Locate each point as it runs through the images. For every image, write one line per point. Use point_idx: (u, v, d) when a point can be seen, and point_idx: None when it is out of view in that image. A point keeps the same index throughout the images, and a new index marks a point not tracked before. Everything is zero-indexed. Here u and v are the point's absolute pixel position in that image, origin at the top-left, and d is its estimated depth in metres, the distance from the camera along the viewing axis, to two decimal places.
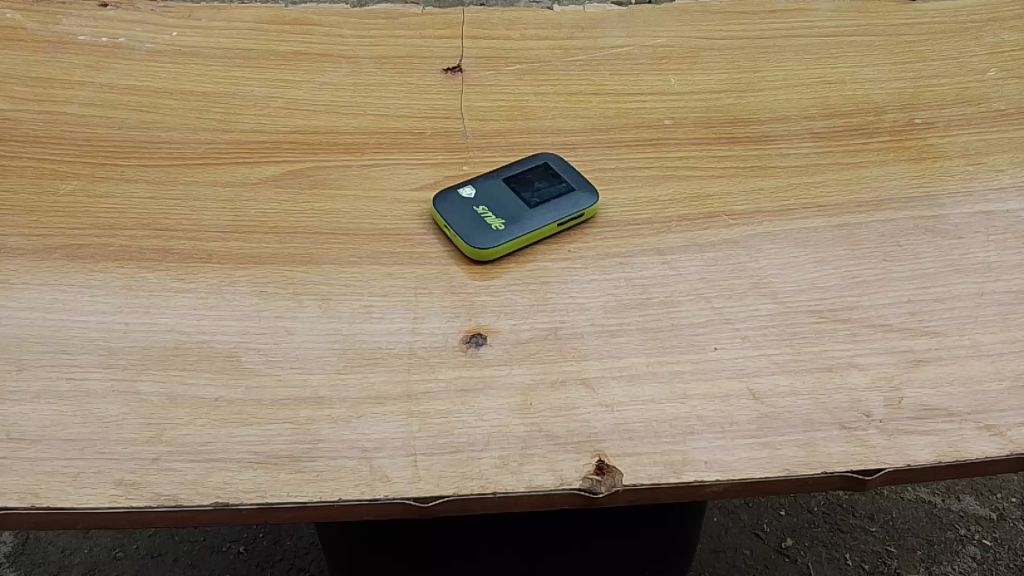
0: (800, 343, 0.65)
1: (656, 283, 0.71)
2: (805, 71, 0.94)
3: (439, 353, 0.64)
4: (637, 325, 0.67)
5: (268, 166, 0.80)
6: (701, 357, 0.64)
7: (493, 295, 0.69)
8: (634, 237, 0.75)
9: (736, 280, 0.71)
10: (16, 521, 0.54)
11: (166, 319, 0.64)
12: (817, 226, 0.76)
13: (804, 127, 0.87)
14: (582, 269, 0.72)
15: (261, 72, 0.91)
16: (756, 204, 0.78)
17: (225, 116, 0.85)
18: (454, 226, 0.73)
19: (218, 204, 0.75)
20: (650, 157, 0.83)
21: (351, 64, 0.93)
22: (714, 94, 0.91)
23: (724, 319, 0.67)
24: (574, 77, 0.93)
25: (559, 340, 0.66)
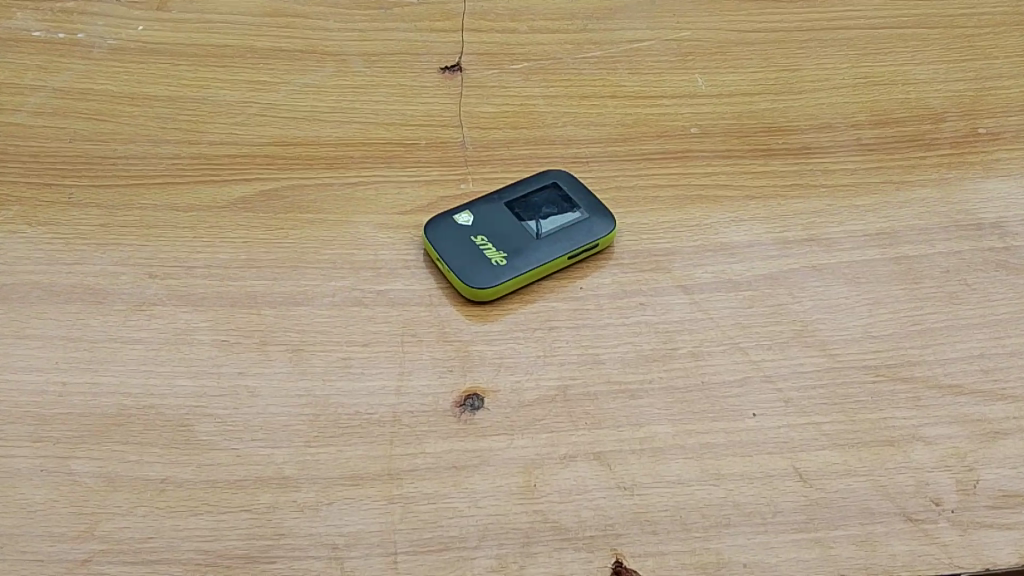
0: (854, 408, 0.56)
1: (682, 329, 0.61)
2: (851, 70, 0.83)
3: (428, 418, 0.55)
4: (661, 383, 0.57)
5: (237, 185, 0.70)
6: (737, 426, 0.55)
7: (491, 344, 0.59)
8: (657, 273, 0.65)
9: (777, 326, 0.60)
10: None
11: (110, 377, 0.55)
12: (871, 259, 0.65)
13: (851, 136, 0.76)
14: (597, 310, 0.62)
15: (234, 72, 0.81)
16: (800, 231, 0.67)
17: (192, 126, 0.75)
18: (448, 260, 0.63)
19: (178, 233, 0.65)
20: (676, 174, 0.72)
21: (336, 62, 0.82)
22: (747, 97, 0.80)
23: (764, 377, 0.57)
24: (588, 76, 0.82)
25: (569, 402, 0.56)
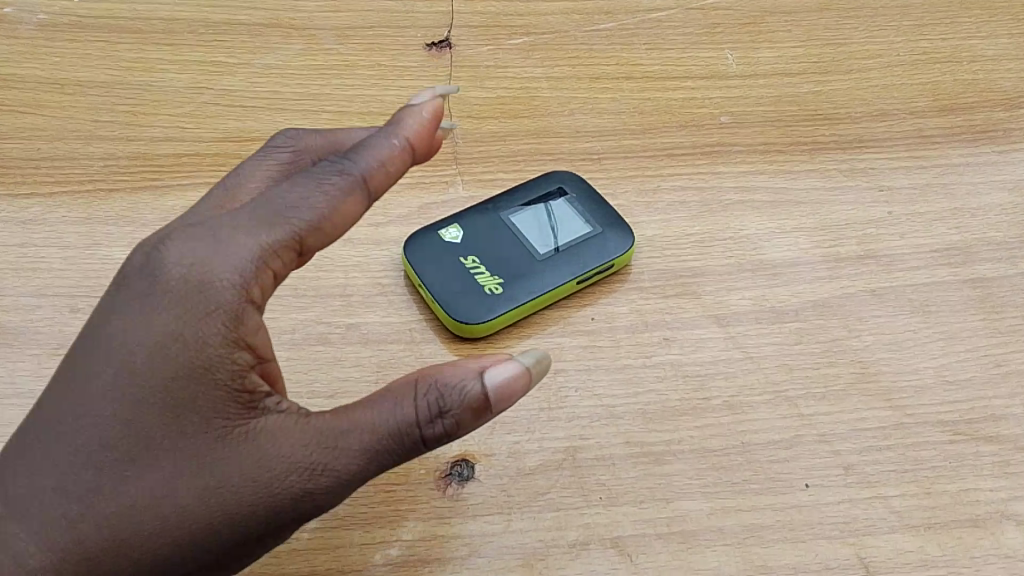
0: (930, 478, 0.46)
1: (718, 373, 0.50)
2: (905, 45, 0.71)
3: (406, 493, 0.45)
4: (692, 445, 0.47)
5: (182, 193, 0.59)
6: (787, 502, 0.45)
7: None
8: (685, 299, 0.54)
9: (831, 369, 0.50)
10: None
11: None
12: (942, 282, 0.54)
13: (912, 126, 0.64)
14: (612, 348, 0.51)
15: (184, 52, 0.69)
16: (854, 245, 0.56)
17: (132, 118, 0.64)
18: (433, 289, 0.52)
19: (109, 254, 0.55)
20: (704, 173, 0.61)
21: (304, 38, 0.70)
22: (786, 78, 0.68)
23: (817, 436, 0.47)
24: (600, 53, 0.70)
25: (579, 470, 0.46)
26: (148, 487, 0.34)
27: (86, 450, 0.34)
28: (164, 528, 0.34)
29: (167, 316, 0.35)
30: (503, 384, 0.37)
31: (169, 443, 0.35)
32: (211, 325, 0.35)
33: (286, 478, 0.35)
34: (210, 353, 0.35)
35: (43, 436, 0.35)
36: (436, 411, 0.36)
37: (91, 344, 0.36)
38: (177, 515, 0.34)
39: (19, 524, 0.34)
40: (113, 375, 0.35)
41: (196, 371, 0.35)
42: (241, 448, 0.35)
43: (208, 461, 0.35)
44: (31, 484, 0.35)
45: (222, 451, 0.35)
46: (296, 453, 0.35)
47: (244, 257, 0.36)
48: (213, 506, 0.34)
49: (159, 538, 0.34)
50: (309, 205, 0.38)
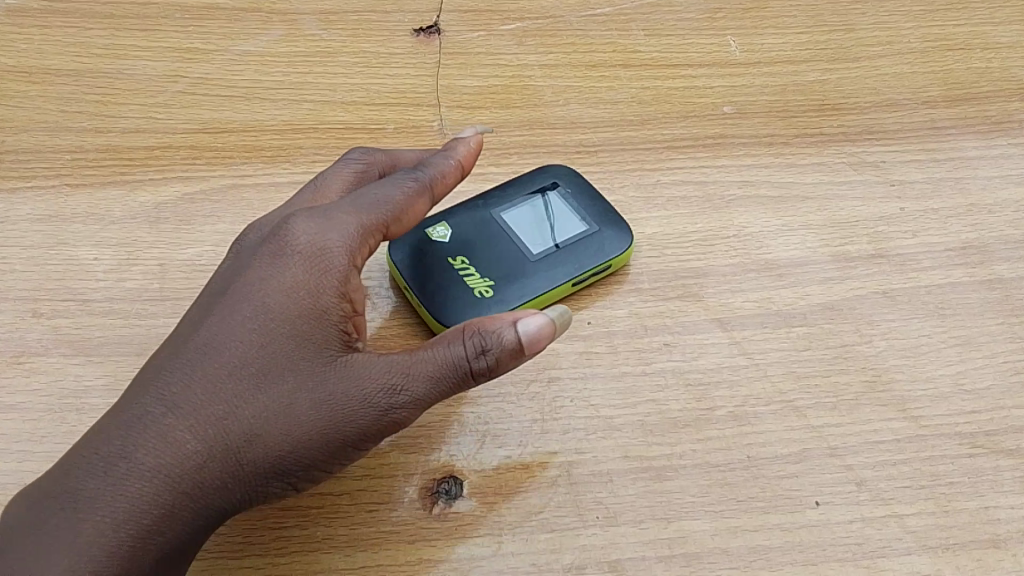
0: (947, 495, 0.43)
1: (723, 382, 0.47)
2: (915, 31, 0.67)
3: (390, 514, 0.42)
4: (695, 459, 0.44)
5: (154, 188, 0.56)
6: (796, 521, 0.42)
7: (474, 404, 0.46)
8: (687, 302, 0.51)
9: (842, 378, 0.47)
10: None
11: None
12: (957, 284, 0.51)
13: (923, 117, 0.61)
14: (610, 354, 0.48)
15: (158, 38, 0.65)
16: (865, 244, 0.53)
17: (101, 108, 0.60)
18: (419, 294, 0.49)
19: (75, 254, 0.52)
20: (707, 167, 0.58)
21: (285, 23, 0.66)
22: (791, 65, 0.64)
23: (828, 449, 0.44)
24: (596, 39, 0.66)
25: (576, 488, 0.43)
26: (278, 393, 0.37)
27: (225, 365, 0.37)
28: (288, 430, 0.37)
29: (291, 267, 0.40)
30: (532, 336, 0.40)
31: (291, 363, 0.38)
32: (329, 277, 0.40)
33: (376, 397, 0.38)
34: (328, 299, 0.40)
35: (189, 349, 0.38)
36: (481, 351, 0.39)
37: (228, 289, 0.40)
38: (299, 420, 0.37)
39: (166, 420, 0.36)
40: (252, 307, 0.39)
41: (316, 309, 0.39)
42: (345, 368, 0.38)
43: (317, 383, 0.38)
44: (176, 387, 0.37)
45: (329, 370, 0.38)
46: (384, 375, 0.38)
47: (348, 229, 0.41)
48: (329, 413, 0.37)
49: (285, 438, 0.37)
50: (393, 196, 0.43)
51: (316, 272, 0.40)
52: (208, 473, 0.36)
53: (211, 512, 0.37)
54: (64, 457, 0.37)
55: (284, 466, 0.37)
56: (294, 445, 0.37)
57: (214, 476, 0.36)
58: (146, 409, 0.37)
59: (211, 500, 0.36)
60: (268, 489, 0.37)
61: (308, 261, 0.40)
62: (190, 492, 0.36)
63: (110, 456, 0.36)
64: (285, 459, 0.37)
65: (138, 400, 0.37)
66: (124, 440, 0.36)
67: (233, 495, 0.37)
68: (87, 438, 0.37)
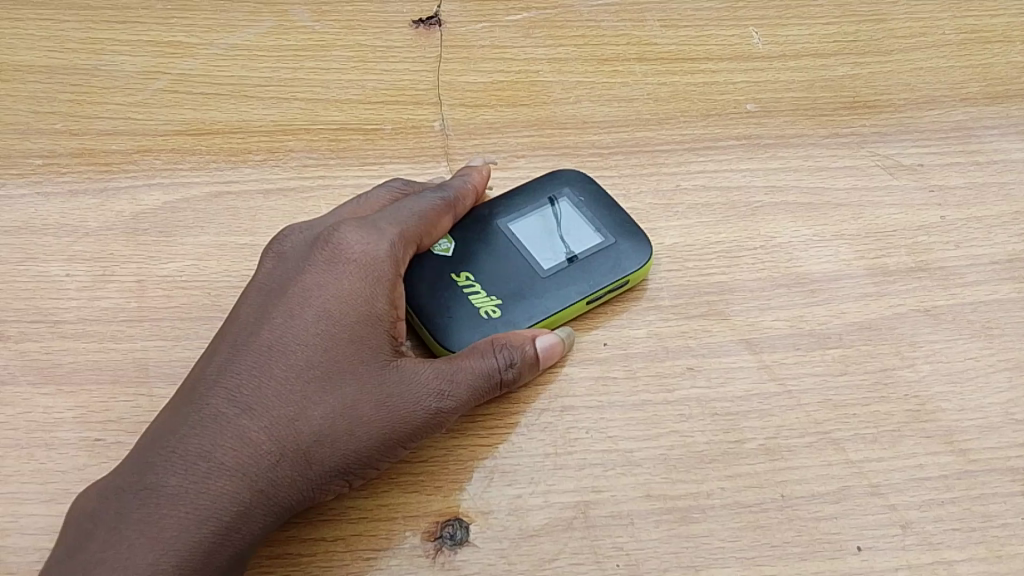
0: (1002, 538, 0.39)
1: (752, 411, 0.43)
2: (951, 21, 0.62)
3: (390, 563, 0.38)
4: (724, 498, 0.40)
5: (132, 196, 0.52)
6: (836, 569, 0.38)
7: (481, 436, 0.42)
8: (712, 321, 0.46)
9: (883, 407, 0.43)
10: None
11: None
12: (1004, 300, 0.47)
13: (961, 117, 0.57)
14: (628, 380, 0.44)
15: (138, 31, 0.60)
16: (904, 256, 0.49)
17: (76, 108, 0.56)
18: (420, 313, 0.44)
19: (46, 270, 0.48)
20: (730, 171, 0.53)
21: (274, 14, 0.62)
22: (819, 59, 0.60)
23: (869, 488, 0.40)
24: (609, 30, 0.61)
25: (594, 531, 0.39)
26: (344, 393, 0.37)
27: (292, 368, 0.37)
28: (356, 431, 0.37)
29: (348, 272, 0.40)
30: (549, 352, 0.42)
31: (355, 365, 0.38)
32: (382, 282, 0.40)
33: (431, 400, 0.38)
34: (382, 304, 0.40)
35: (255, 350, 0.38)
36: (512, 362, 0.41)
37: (285, 292, 0.39)
38: (366, 419, 0.37)
39: (239, 420, 0.36)
40: (314, 310, 0.39)
41: (372, 313, 0.39)
42: (401, 369, 0.38)
43: (379, 385, 0.38)
44: (246, 387, 0.37)
45: (387, 371, 0.38)
46: (436, 379, 0.39)
47: (389, 238, 0.42)
48: (393, 412, 0.37)
49: (354, 436, 0.37)
50: (425, 210, 0.44)
51: (371, 279, 0.40)
52: (282, 473, 0.36)
53: (284, 511, 0.36)
54: (134, 456, 0.36)
55: (351, 466, 0.37)
56: (362, 443, 0.37)
57: (287, 476, 0.36)
58: (218, 409, 0.36)
59: (285, 499, 0.36)
60: (334, 488, 0.37)
61: (363, 268, 0.40)
62: (265, 492, 0.35)
63: (186, 455, 0.35)
64: (353, 458, 0.37)
65: (209, 399, 0.36)
66: (198, 440, 0.35)
67: (304, 494, 0.36)
68: (154, 439, 0.36)
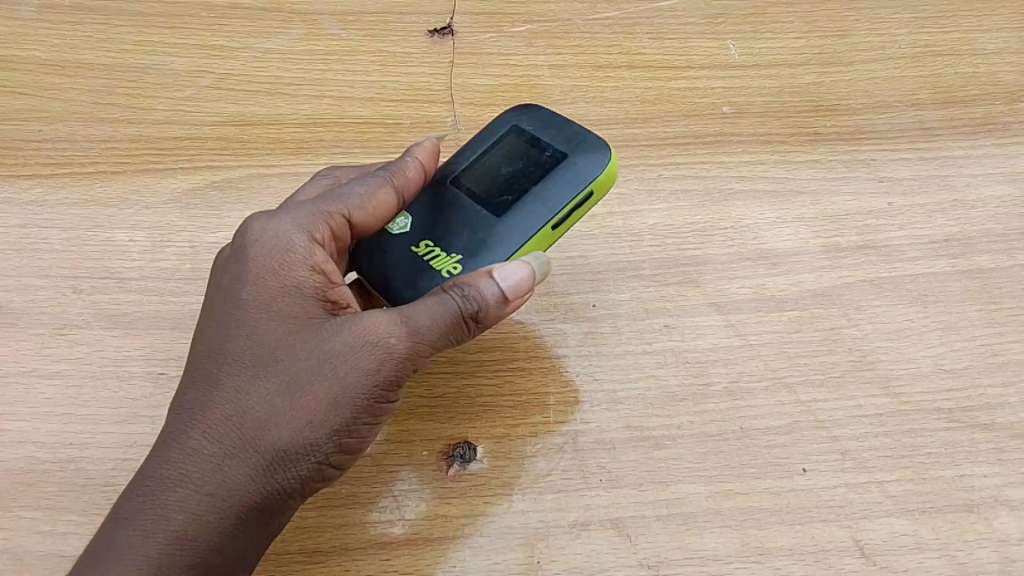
0: (925, 464, 0.46)
1: (717, 358, 0.50)
2: (907, 38, 0.70)
3: (409, 474, 0.46)
4: (692, 429, 0.47)
5: (185, 174, 0.59)
6: (784, 486, 0.45)
7: (486, 378, 0.49)
8: (686, 287, 0.54)
9: (829, 357, 0.50)
10: None
11: (20, 424, 0.46)
12: (939, 272, 0.55)
13: (911, 120, 0.64)
14: (612, 335, 0.51)
15: (185, 35, 0.68)
16: (854, 236, 0.57)
17: (133, 102, 0.64)
18: (390, 287, 0.48)
19: (110, 234, 0.55)
20: (706, 162, 0.61)
21: (305, 23, 0.69)
22: (788, 68, 0.68)
23: (816, 421, 0.48)
24: (602, 41, 0.69)
25: (580, 453, 0.46)
26: (276, 376, 0.39)
27: (226, 367, 0.40)
28: (295, 407, 0.39)
29: (262, 259, 0.42)
30: (504, 284, 0.43)
31: (283, 345, 0.40)
32: (297, 258, 0.43)
33: (364, 359, 0.40)
34: (308, 277, 0.42)
35: (192, 366, 0.41)
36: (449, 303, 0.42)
37: (213, 301, 0.43)
38: (308, 393, 0.39)
39: (184, 432, 0.39)
40: (236, 305, 0.41)
41: (297, 287, 0.42)
42: (330, 337, 0.40)
43: (310, 358, 0.40)
44: (187, 402, 0.40)
45: (316, 341, 0.40)
46: (367, 336, 0.40)
47: (304, 218, 0.44)
48: (333, 377, 0.39)
49: (301, 413, 0.39)
50: (353, 189, 0.47)
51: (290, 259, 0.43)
52: (234, 471, 0.38)
53: (247, 506, 0.39)
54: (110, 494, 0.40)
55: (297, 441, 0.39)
56: (309, 418, 0.39)
57: (237, 470, 0.38)
58: (166, 429, 0.40)
59: (240, 493, 0.38)
60: (291, 468, 0.39)
61: (280, 253, 0.43)
62: (223, 491, 0.38)
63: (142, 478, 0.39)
64: (299, 431, 0.39)
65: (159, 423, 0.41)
66: (152, 461, 0.39)
67: (260, 483, 0.39)
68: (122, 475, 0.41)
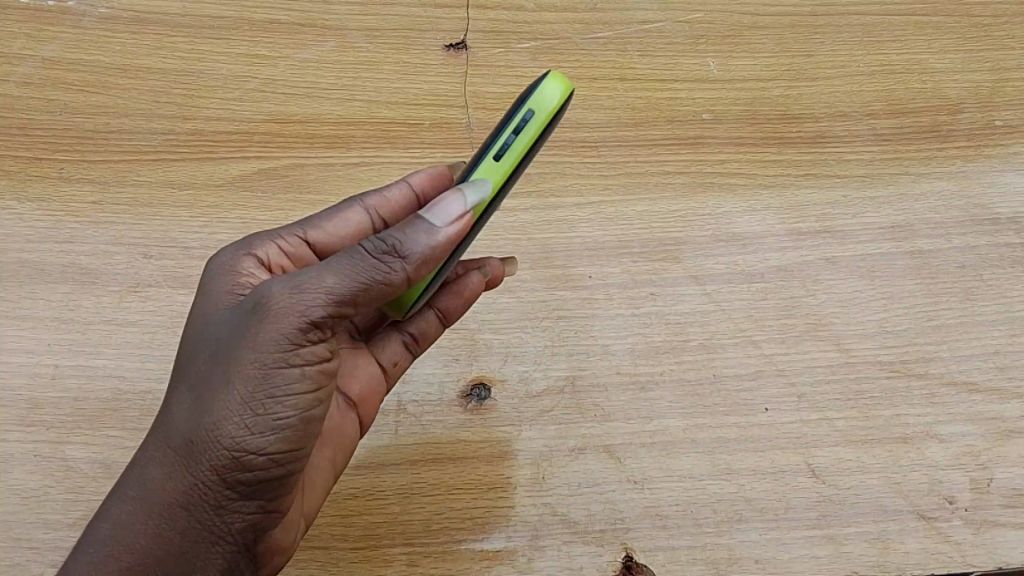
0: (868, 405, 0.55)
1: (693, 320, 0.59)
2: (866, 58, 0.78)
3: (434, 409, 0.55)
4: (673, 376, 0.56)
5: (236, 163, 0.68)
6: (749, 421, 0.54)
7: (499, 333, 0.58)
8: (669, 261, 0.63)
9: (790, 319, 0.59)
10: None
11: (105, 361, 0.55)
12: (885, 252, 0.64)
13: (867, 127, 0.73)
14: (606, 300, 0.60)
15: (230, 44, 0.76)
16: (814, 222, 0.66)
17: (188, 101, 0.72)
18: None
19: (174, 212, 0.64)
20: (688, 160, 0.70)
21: (336, 37, 0.77)
22: (760, 82, 0.77)
23: (777, 370, 0.56)
24: (597, 58, 0.78)
25: (578, 393, 0.55)
26: (194, 380, 0.44)
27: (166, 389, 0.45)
28: (202, 401, 0.42)
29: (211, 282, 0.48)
30: (400, 232, 0.43)
31: (198, 352, 0.44)
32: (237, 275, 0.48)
33: (251, 340, 0.42)
34: (238, 289, 0.47)
35: None
36: (333, 264, 0.42)
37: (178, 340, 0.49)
38: (212, 385, 0.42)
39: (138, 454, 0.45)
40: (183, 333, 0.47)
41: (221, 297, 0.47)
42: (229, 331, 0.43)
43: (212, 356, 0.43)
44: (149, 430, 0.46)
45: (219, 339, 0.43)
46: (253, 320, 0.42)
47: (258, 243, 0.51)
48: (225, 364, 0.42)
49: (203, 408, 0.42)
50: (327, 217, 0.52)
51: (223, 277, 0.48)
52: (163, 473, 0.42)
53: (176, 504, 0.42)
54: None
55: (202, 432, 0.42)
56: (205, 407, 0.42)
57: (164, 472, 0.42)
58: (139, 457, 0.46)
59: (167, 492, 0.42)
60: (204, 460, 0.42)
61: (221, 274, 0.48)
62: (145, 494, 0.42)
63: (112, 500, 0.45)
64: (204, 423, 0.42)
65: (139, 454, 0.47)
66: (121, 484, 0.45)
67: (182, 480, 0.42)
68: None
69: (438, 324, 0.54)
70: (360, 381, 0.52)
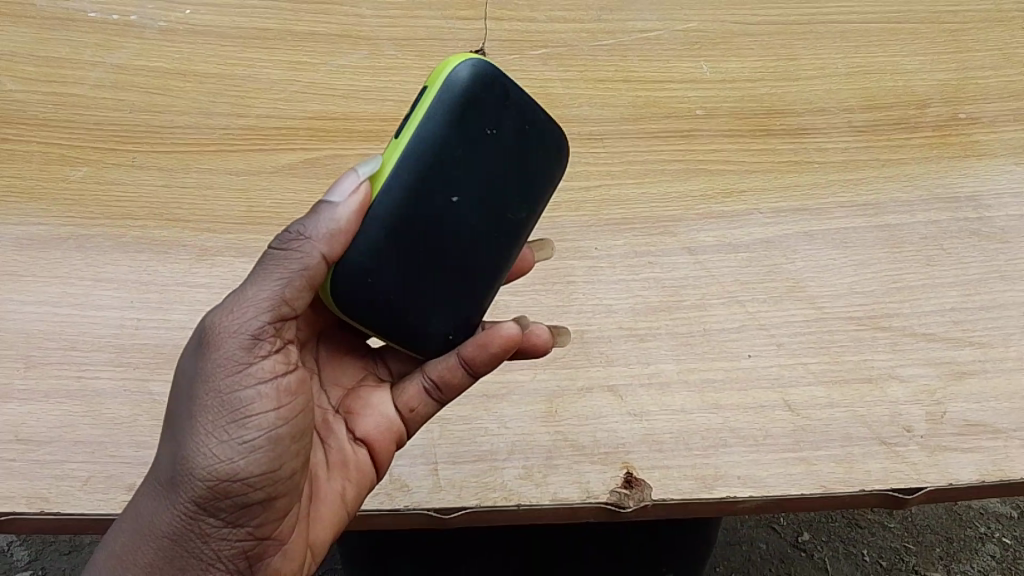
0: (839, 351, 0.63)
1: (686, 282, 0.68)
2: (844, 60, 0.87)
3: None
4: (669, 331, 0.64)
5: (284, 153, 0.77)
6: (735, 366, 0.62)
7: (516, 294, 0.67)
8: (664, 234, 0.71)
9: (771, 282, 0.68)
10: (43, 523, 0.56)
11: (179, 314, 0.65)
12: (857, 226, 0.72)
13: (843, 120, 0.82)
14: (609, 268, 0.69)
15: (275, 53, 0.85)
16: (794, 201, 0.74)
17: (240, 100, 0.81)
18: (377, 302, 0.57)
19: (232, 193, 0.73)
20: (683, 149, 0.79)
21: (368, 46, 0.87)
22: (748, 82, 0.85)
23: (759, 325, 0.65)
24: (602, 62, 0.87)
25: (585, 343, 0.64)
26: (168, 427, 0.52)
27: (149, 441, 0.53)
28: (176, 440, 0.50)
29: None
30: (304, 221, 0.52)
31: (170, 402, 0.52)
32: None
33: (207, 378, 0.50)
34: None
35: None
36: (258, 280, 0.51)
37: None
38: (181, 427, 0.50)
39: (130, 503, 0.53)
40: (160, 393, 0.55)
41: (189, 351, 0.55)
42: (190, 376, 0.51)
43: (179, 403, 0.51)
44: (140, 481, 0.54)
45: (183, 385, 0.51)
46: (207, 361, 0.51)
47: None
48: (190, 405, 0.50)
49: (176, 448, 0.50)
50: None
51: None
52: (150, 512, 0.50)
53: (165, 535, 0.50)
54: None
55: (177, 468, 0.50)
56: (178, 446, 0.50)
57: (152, 510, 0.50)
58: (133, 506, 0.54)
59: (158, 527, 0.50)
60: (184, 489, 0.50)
61: None
62: (139, 530, 0.50)
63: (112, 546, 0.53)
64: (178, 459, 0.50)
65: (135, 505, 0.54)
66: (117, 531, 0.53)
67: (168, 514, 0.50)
68: None
69: (460, 371, 0.58)
70: (374, 422, 0.59)
